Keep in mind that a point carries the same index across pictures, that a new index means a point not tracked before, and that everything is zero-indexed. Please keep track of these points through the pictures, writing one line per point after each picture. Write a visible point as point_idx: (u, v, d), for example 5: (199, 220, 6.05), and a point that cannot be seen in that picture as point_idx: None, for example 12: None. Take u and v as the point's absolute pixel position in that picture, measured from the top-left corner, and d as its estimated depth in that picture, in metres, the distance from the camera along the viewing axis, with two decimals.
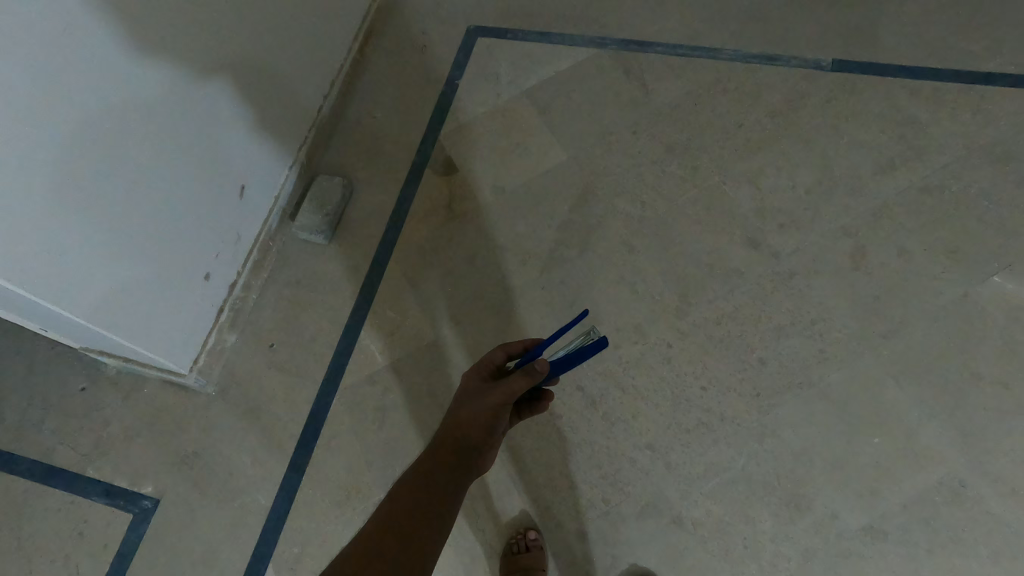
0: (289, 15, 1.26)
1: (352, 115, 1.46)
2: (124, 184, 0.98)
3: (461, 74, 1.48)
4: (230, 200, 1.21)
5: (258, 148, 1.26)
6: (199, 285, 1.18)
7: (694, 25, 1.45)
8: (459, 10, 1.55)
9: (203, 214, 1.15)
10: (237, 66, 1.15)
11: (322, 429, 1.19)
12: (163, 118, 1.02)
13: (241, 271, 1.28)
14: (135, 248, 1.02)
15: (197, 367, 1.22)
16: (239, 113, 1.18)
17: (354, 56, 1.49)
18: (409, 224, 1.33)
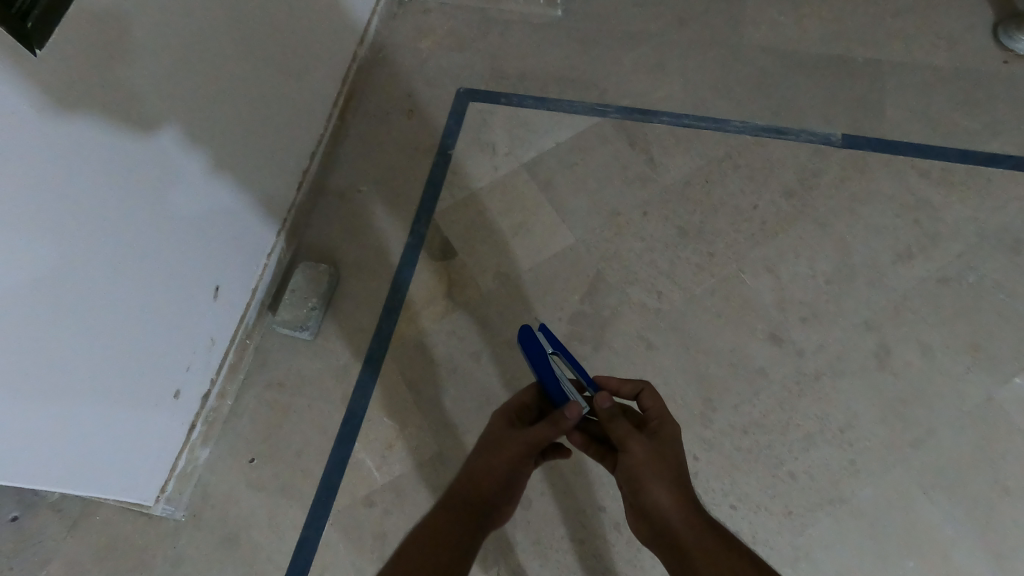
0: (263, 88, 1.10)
1: (335, 189, 1.32)
2: (77, 299, 0.81)
3: (454, 143, 1.36)
4: (202, 301, 1.05)
5: (231, 240, 1.10)
6: (166, 403, 1.02)
7: (699, 92, 1.38)
8: (448, 71, 1.44)
9: (171, 318, 0.99)
10: (207, 154, 0.99)
11: (312, 562, 1.06)
12: (120, 213, 0.84)
13: (216, 378, 1.12)
14: (88, 370, 0.85)
15: (165, 496, 1.07)
16: (210, 194, 1.01)
17: (335, 122, 1.35)
18: (404, 316, 1.20)
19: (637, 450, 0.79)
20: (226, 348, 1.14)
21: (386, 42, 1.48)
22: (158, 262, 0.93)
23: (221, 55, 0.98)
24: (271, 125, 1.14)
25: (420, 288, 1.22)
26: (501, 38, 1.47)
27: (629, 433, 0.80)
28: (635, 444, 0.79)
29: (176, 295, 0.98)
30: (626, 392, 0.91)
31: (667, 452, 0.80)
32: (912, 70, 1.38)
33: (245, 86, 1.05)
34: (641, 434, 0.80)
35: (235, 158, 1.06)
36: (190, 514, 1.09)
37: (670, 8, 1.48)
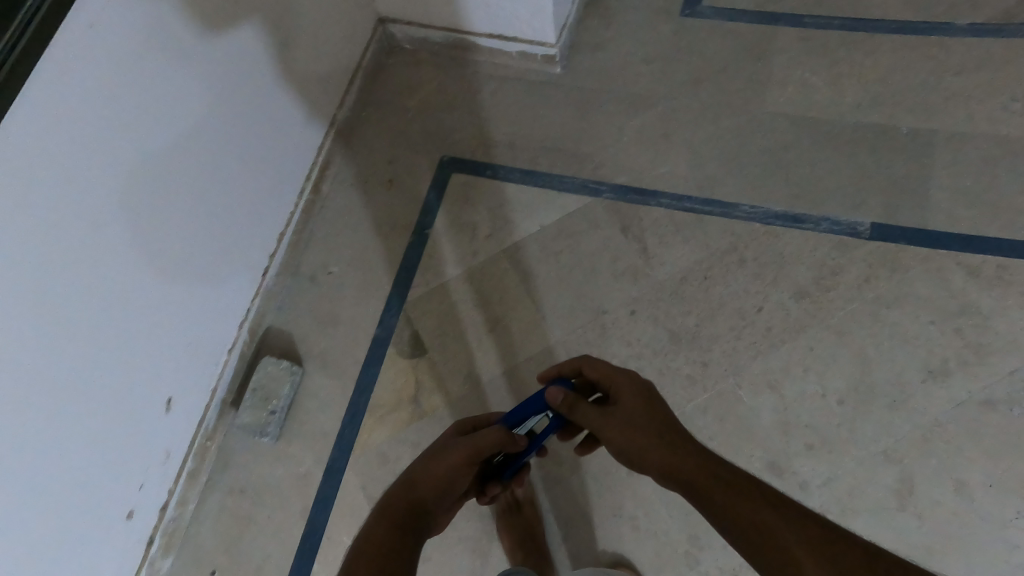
0: (223, 182, 1.02)
1: (305, 271, 1.21)
2: (175, 178, 0.92)
3: (433, 220, 1.23)
4: (154, 413, 0.98)
5: (189, 344, 1.02)
6: (117, 525, 0.96)
7: (707, 169, 1.23)
8: (431, 134, 1.31)
9: (126, 425, 0.93)
10: (162, 257, 0.93)
11: None
12: (166, 142, 0.88)
13: (174, 488, 1.07)
14: (181, 249, 0.96)
15: None
16: (168, 281, 0.95)
17: (308, 198, 1.23)
18: (367, 421, 1.11)
19: (613, 434, 0.79)
20: (184, 456, 1.09)
21: (370, 97, 1.35)
22: (96, 362, 0.85)
23: (178, 144, 0.91)
24: (232, 215, 1.06)
25: (386, 391, 1.13)
26: (494, 98, 1.34)
27: (600, 417, 0.81)
28: (606, 424, 0.79)
29: (123, 400, 0.91)
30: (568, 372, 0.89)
31: (635, 414, 0.79)
32: (960, 143, 1.18)
33: (204, 177, 0.98)
34: (606, 415, 0.80)
35: (193, 252, 0.99)
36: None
37: (682, 67, 1.34)
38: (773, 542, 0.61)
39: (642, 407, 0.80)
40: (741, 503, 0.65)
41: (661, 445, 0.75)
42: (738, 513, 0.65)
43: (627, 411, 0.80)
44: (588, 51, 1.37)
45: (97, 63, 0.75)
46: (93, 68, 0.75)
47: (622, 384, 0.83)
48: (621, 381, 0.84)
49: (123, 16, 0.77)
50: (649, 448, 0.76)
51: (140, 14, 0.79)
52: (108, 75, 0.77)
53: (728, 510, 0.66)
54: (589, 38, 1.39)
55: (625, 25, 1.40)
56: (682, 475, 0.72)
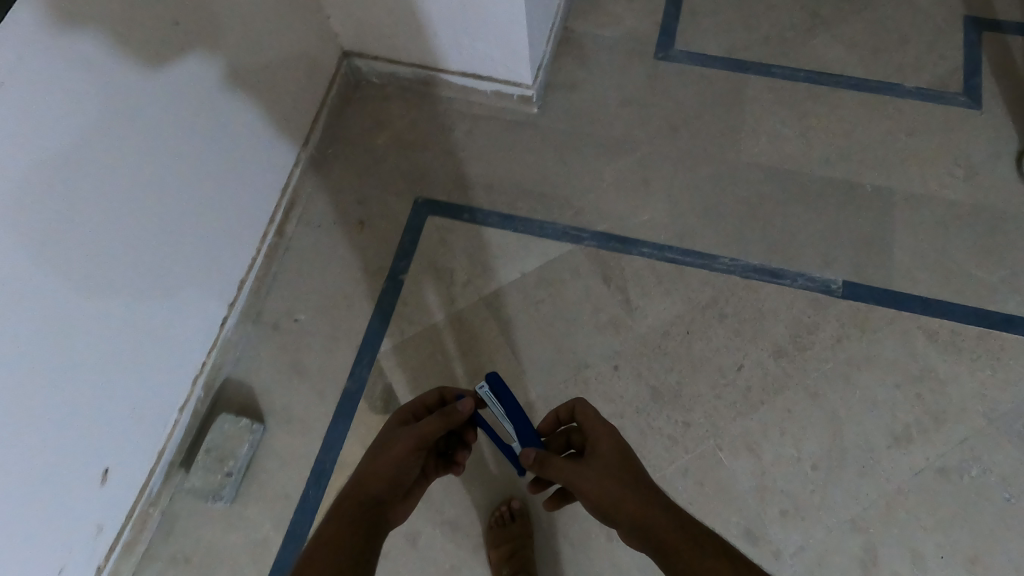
0: (171, 225, 0.90)
1: (268, 317, 1.13)
2: (113, 227, 0.80)
3: (407, 266, 1.17)
4: (84, 490, 0.85)
5: (131, 406, 0.90)
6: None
7: (687, 219, 1.22)
8: (405, 174, 1.25)
9: (49, 509, 0.80)
10: (94, 318, 0.80)
11: None
12: (99, 187, 0.77)
13: (105, 563, 0.93)
14: (119, 307, 0.84)
15: None
16: (101, 347, 0.82)
17: (273, 240, 1.16)
18: (333, 483, 1.02)
19: (590, 482, 0.72)
20: (121, 526, 0.95)
21: (338, 134, 1.29)
22: (3, 451, 0.71)
23: (114, 191, 0.79)
24: (184, 265, 0.95)
25: (356, 448, 1.03)
26: (469, 135, 1.29)
27: (575, 466, 0.74)
28: (580, 476, 0.73)
29: (42, 485, 0.78)
30: (561, 415, 0.86)
31: (614, 465, 0.74)
32: (920, 207, 1.23)
33: (150, 224, 0.86)
34: (582, 464, 0.74)
35: (133, 310, 0.86)
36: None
37: (660, 110, 1.32)
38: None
39: (619, 461, 0.75)
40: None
41: (639, 502, 0.71)
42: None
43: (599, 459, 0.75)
44: (563, 89, 1.34)
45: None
46: (7, 112, 0.64)
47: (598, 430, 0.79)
48: (597, 430, 0.78)
49: (44, 56, 0.66)
50: (625, 501, 0.71)
51: (66, 56, 0.69)
52: (11, 122, 0.65)
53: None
54: (565, 76, 1.35)
55: (603, 60, 1.36)
56: (659, 540, 0.69)
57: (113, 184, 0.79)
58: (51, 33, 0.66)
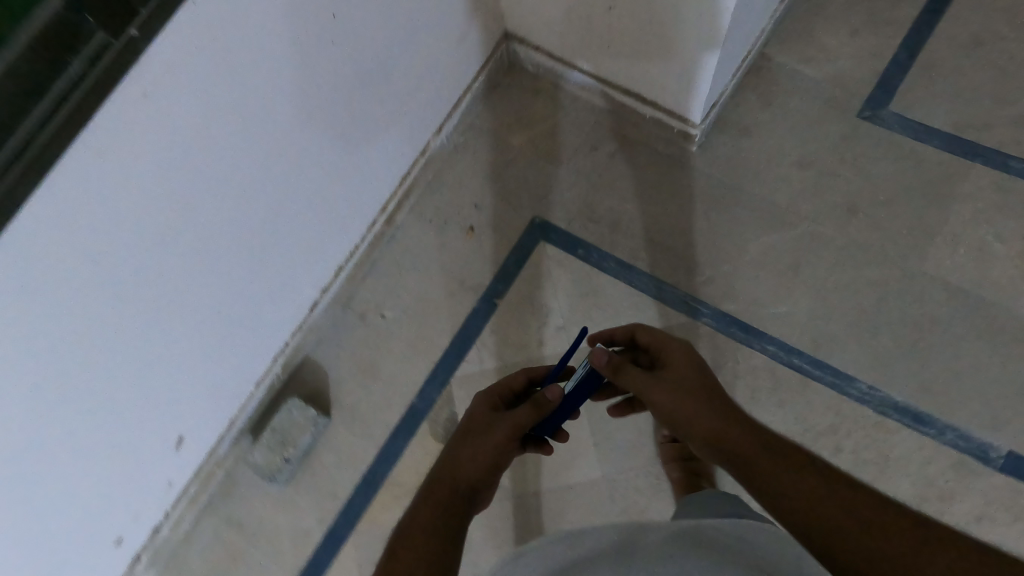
0: (279, 221, 0.88)
1: (356, 305, 1.10)
2: (224, 235, 0.81)
3: (504, 290, 1.08)
4: (161, 452, 0.92)
5: (211, 382, 0.94)
6: (105, 554, 0.94)
7: (830, 325, 1.06)
8: (531, 186, 1.15)
9: (122, 471, 0.87)
10: (194, 315, 0.83)
11: None
12: (216, 204, 0.76)
13: (171, 510, 1.03)
14: (219, 304, 0.86)
15: None
16: (191, 338, 0.85)
17: (378, 227, 1.11)
18: (380, 497, 1.02)
19: (660, 395, 0.69)
20: (189, 479, 1.03)
21: (476, 123, 1.19)
22: (91, 424, 0.77)
23: (234, 200, 0.79)
24: (288, 255, 0.94)
25: (410, 463, 1.03)
26: (614, 160, 1.15)
27: (646, 380, 0.70)
28: (652, 392, 0.69)
29: (121, 448, 0.84)
30: (618, 338, 0.79)
31: (686, 383, 0.68)
32: None
33: (261, 226, 0.86)
34: (653, 378, 0.70)
35: (228, 304, 0.88)
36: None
37: (841, 186, 1.12)
38: (844, 544, 0.55)
39: (692, 378, 0.69)
40: (805, 507, 0.58)
41: (715, 417, 0.66)
42: (800, 516, 0.57)
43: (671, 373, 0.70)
44: (733, 131, 1.17)
45: (124, 160, 0.61)
46: (147, 149, 0.63)
47: (664, 350, 0.74)
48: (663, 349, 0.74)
49: (190, 88, 0.64)
50: (702, 416, 0.66)
51: (210, 83, 0.66)
52: (136, 166, 0.63)
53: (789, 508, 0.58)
54: (739, 116, 1.18)
55: (791, 110, 1.17)
56: (739, 453, 0.63)
57: (234, 193, 0.78)
58: (183, 73, 0.62)
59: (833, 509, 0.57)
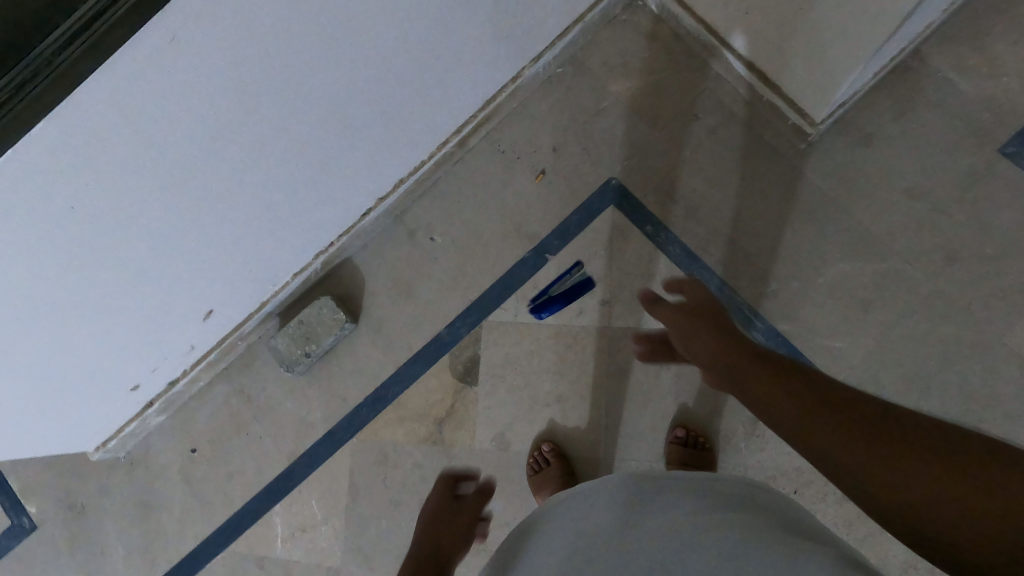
0: (341, 126, 0.85)
1: (408, 222, 1.08)
2: (279, 138, 0.79)
3: (559, 248, 1.04)
4: (187, 318, 0.98)
5: (243, 267, 0.96)
6: (122, 391, 1.03)
7: (882, 373, 1.00)
8: (616, 144, 1.06)
9: (144, 329, 0.93)
10: (239, 207, 0.84)
11: (195, 568, 1.14)
12: (274, 110, 0.74)
13: (190, 369, 1.11)
14: (262, 199, 0.86)
15: (105, 447, 1.15)
16: (228, 228, 0.86)
17: (450, 149, 1.07)
18: (386, 414, 1.06)
19: (677, 318, 0.66)
20: (212, 346, 1.10)
21: (577, 57, 1.09)
22: (116, 298, 0.83)
23: (273, 116, 0.75)
24: (342, 165, 0.92)
25: (422, 391, 1.05)
26: (712, 137, 1.05)
27: (667, 308, 0.68)
28: (670, 318, 0.67)
29: (142, 317, 0.90)
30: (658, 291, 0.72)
31: (703, 311, 0.66)
32: None
33: (319, 131, 0.83)
34: (690, 325, 0.65)
35: (272, 200, 0.88)
36: (129, 459, 1.18)
37: (949, 230, 1.02)
38: (917, 510, 0.41)
39: (712, 310, 0.66)
40: (816, 419, 0.48)
41: (726, 340, 0.61)
42: (813, 432, 0.48)
43: (711, 325, 0.63)
44: (852, 137, 1.05)
45: (191, 70, 0.60)
46: (213, 59, 0.61)
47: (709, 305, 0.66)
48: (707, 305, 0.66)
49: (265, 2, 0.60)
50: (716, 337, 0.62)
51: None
52: (200, 73, 0.61)
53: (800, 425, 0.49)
54: (865, 121, 1.05)
55: (926, 130, 1.04)
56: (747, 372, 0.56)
57: (274, 110, 0.74)
58: None
59: (864, 438, 0.45)
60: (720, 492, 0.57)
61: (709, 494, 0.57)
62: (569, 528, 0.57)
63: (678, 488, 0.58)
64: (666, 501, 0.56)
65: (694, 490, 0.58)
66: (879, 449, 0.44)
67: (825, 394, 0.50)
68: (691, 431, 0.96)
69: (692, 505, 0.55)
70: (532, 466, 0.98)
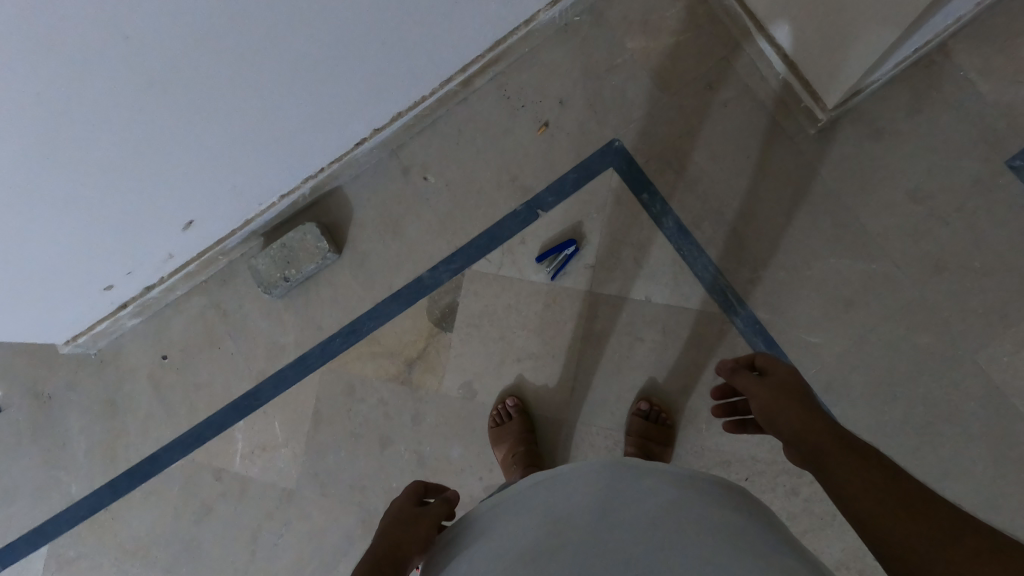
0: (337, 49, 0.81)
1: (403, 157, 1.06)
2: (272, 54, 0.75)
3: (552, 204, 1.02)
4: (165, 226, 0.96)
5: (226, 181, 0.93)
6: (94, 291, 1.02)
7: (851, 373, 1.01)
8: (625, 106, 1.03)
9: (119, 232, 0.92)
10: (225, 120, 0.81)
11: (155, 472, 1.16)
12: (266, 23, 0.70)
13: (166, 278, 1.10)
14: (251, 115, 0.83)
15: (75, 343, 1.15)
16: (213, 138, 0.83)
17: (454, 88, 1.03)
18: (358, 348, 1.05)
19: (759, 388, 0.64)
20: (190, 258, 1.09)
21: (598, 7, 1.04)
22: (90, 192, 0.80)
23: (270, 25, 0.71)
24: (338, 89, 0.88)
25: (395, 330, 1.04)
26: (723, 112, 1.02)
27: (751, 378, 0.66)
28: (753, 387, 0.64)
29: (117, 216, 0.88)
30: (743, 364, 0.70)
31: (789, 386, 0.63)
32: None
33: (315, 51, 0.79)
34: (768, 396, 0.62)
35: (262, 116, 0.85)
36: (99, 357, 1.18)
37: (943, 240, 1.01)
38: None
39: (795, 384, 0.63)
40: (893, 514, 0.46)
41: (807, 416, 0.58)
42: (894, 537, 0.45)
43: (789, 397, 0.61)
44: (863, 131, 1.03)
45: None
46: None
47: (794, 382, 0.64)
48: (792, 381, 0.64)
49: None
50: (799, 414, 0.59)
51: None
52: None
53: (877, 519, 0.47)
54: (879, 116, 1.02)
55: (939, 135, 1.01)
56: (828, 458, 0.54)
57: (271, 18, 0.70)
58: None
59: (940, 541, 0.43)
60: (688, 487, 0.54)
61: (687, 487, 0.54)
62: (534, 510, 0.53)
63: (648, 479, 0.55)
64: (634, 489, 0.53)
65: (663, 484, 0.54)
66: (954, 552, 0.42)
67: (904, 488, 0.48)
68: (655, 405, 0.98)
69: (663, 496, 0.52)
70: (495, 419, 0.99)
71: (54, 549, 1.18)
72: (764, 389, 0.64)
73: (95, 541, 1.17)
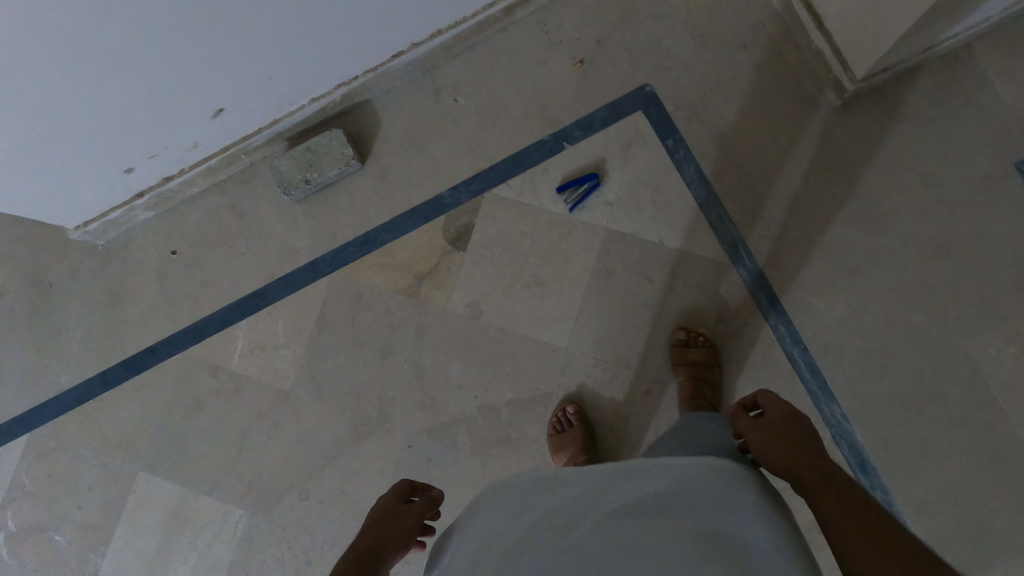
0: None
1: (437, 78, 1.07)
2: None
3: (578, 139, 1.04)
4: (194, 114, 0.97)
5: (261, 73, 0.94)
6: (114, 172, 1.02)
7: (848, 340, 1.03)
8: (659, 54, 1.05)
9: (148, 114, 0.92)
10: (273, 9, 0.82)
11: (148, 366, 1.15)
12: None
13: (186, 171, 1.10)
14: (299, 10, 0.84)
15: (85, 230, 1.14)
16: (250, 22, 0.82)
17: (495, 14, 1.04)
18: (370, 258, 1.07)
19: (756, 429, 0.63)
20: (213, 153, 1.09)
21: None
22: (125, 59, 0.79)
23: None
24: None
25: (409, 244, 1.06)
26: (754, 72, 1.05)
27: (751, 420, 0.65)
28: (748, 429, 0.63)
29: (132, 93, 0.86)
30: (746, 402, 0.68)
31: (783, 425, 0.62)
32: None
33: None
34: (769, 440, 0.61)
35: (309, 13, 0.85)
36: (106, 250, 1.18)
37: (949, 225, 1.04)
38: None
39: (797, 427, 0.62)
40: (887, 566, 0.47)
41: (800, 457, 0.58)
42: None
43: (789, 441, 0.60)
44: (886, 110, 1.05)
45: None
46: None
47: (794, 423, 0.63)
48: (790, 420, 0.63)
49: None
50: (795, 455, 0.59)
51: None
52: None
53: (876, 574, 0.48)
54: (901, 98, 1.05)
55: (958, 125, 1.04)
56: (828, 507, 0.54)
57: None
58: None
59: None
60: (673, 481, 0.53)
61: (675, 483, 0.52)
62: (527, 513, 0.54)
63: (635, 477, 0.54)
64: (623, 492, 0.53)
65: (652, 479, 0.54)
66: None
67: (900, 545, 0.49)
68: (693, 334, 1.00)
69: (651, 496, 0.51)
70: (554, 426, 0.99)
71: (30, 442, 1.16)
72: (764, 432, 0.62)
73: (74, 434, 1.16)
